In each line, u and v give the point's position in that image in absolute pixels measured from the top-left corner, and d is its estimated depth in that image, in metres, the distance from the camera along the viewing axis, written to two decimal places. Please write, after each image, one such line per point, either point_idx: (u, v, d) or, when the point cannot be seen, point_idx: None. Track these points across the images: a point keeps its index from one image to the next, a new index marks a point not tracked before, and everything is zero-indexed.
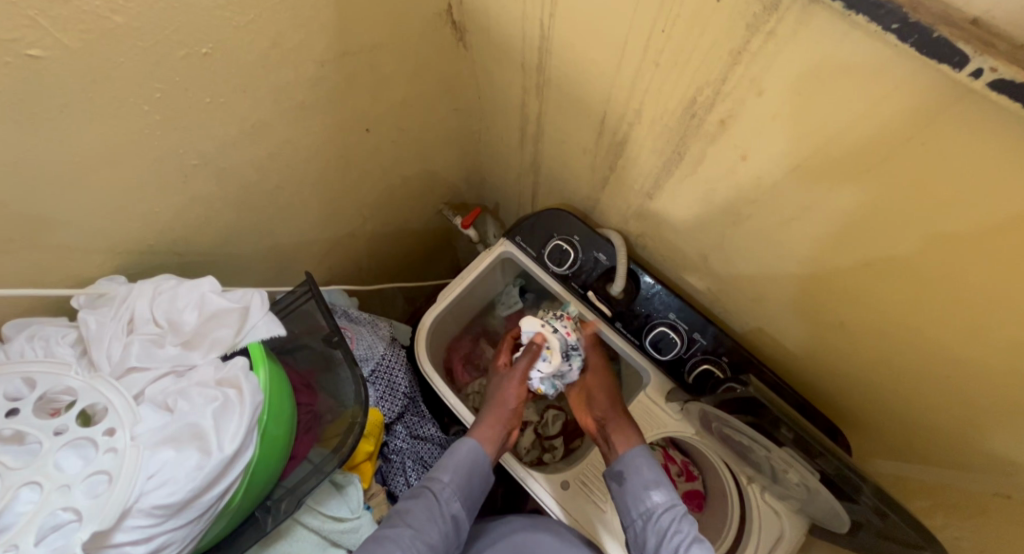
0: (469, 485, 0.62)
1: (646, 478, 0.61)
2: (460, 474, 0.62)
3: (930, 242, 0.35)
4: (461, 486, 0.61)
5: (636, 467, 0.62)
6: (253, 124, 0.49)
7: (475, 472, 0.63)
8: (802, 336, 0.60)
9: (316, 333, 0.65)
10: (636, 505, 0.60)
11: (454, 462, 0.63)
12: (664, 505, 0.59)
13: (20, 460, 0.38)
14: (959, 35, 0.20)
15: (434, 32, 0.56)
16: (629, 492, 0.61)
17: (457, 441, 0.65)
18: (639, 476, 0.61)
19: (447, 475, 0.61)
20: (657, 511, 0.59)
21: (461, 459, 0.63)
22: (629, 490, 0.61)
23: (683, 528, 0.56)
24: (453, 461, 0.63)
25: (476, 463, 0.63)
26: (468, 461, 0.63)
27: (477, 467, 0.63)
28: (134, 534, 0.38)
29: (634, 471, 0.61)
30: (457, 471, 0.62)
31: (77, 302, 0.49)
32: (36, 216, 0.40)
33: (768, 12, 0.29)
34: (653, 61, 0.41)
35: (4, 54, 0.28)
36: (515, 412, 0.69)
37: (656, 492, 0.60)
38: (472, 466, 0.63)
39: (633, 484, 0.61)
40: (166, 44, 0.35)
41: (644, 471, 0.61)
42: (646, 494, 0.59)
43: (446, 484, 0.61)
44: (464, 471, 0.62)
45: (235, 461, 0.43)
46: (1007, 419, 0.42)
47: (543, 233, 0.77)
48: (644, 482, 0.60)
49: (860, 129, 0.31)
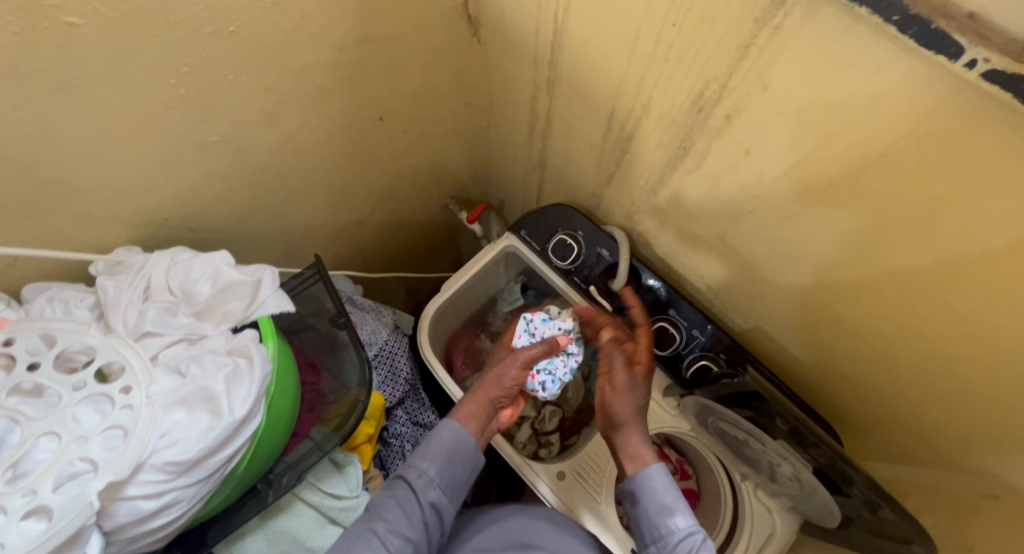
0: (451, 472, 0.61)
1: (662, 503, 0.57)
2: (438, 461, 0.61)
3: (926, 239, 0.36)
4: (438, 475, 0.60)
5: (650, 490, 0.57)
6: (272, 106, 0.50)
7: (456, 457, 0.62)
8: (800, 334, 0.61)
9: (323, 315, 0.67)
10: (651, 530, 0.56)
11: (431, 448, 0.61)
12: (680, 534, 0.54)
13: (39, 411, 0.39)
14: (955, 27, 0.21)
15: (449, 24, 0.57)
16: (644, 515, 0.57)
17: (439, 426, 0.64)
18: (654, 502, 0.57)
19: (425, 464, 0.60)
20: (673, 539, 0.54)
21: (441, 445, 0.61)
22: (644, 512, 0.57)
23: None
24: (432, 447, 0.61)
25: (457, 449, 0.62)
26: (450, 447, 0.61)
27: (460, 452, 0.62)
28: (146, 488, 0.39)
29: (649, 495, 0.57)
30: (437, 458, 0.61)
31: (96, 268, 0.50)
32: (58, 181, 0.41)
33: (775, 6, 0.31)
34: (663, 56, 0.42)
35: (45, 20, 0.29)
36: (508, 390, 0.67)
37: (673, 519, 0.55)
38: (454, 451, 0.61)
39: (648, 507, 0.57)
40: (195, 20, 0.36)
41: (660, 494, 0.57)
42: (660, 520, 0.56)
43: (425, 472, 0.60)
44: (444, 458, 0.61)
45: (243, 428, 0.44)
46: (997, 416, 0.44)
47: (547, 228, 0.79)
48: (658, 507, 0.56)
49: (860, 123, 0.32)
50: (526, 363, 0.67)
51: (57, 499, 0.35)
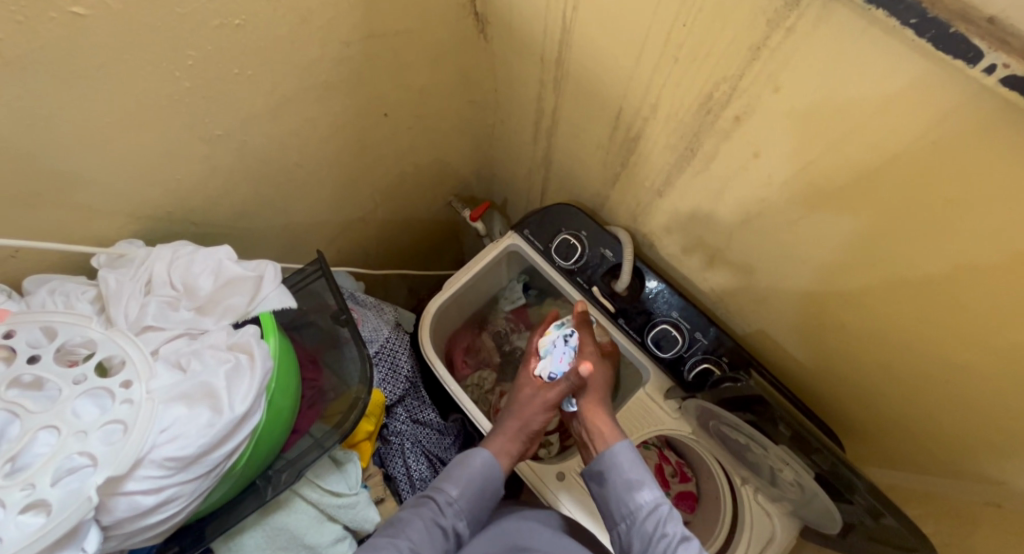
0: (477, 502, 0.62)
1: (629, 478, 0.59)
2: (468, 489, 0.61)
3: (939, 247, 0.36)
4: (466, 504, 0.61)
5: (617, 466, 0.59)
6: (278, 100, 0.50)
7: (485, 489, 0.62)
8: (804, 339, 0.60)
9: (325, 311, 0.67)
10: (619, 506, 0.58)
11: (464, 475, 0.61)
12: (648, 507, 0.57)
13: (39, 404, 0.39)
14: (975, 31, 0.21)
15: (457, 21, 0.56)
16: (612, 493, 0.59)
17: (470, 452, 0.64)
18: (620, 477, 0.59)
19: (456, 490, 0.61)
20: (641, 513, 0.57)
21: (474, 472, 0.62)
22: (612, 490, 0.59)
23: (668, 532, 0.55)
24: (463, 473, 0.62)
25: (487, 479, 0.62)
26: (481, 477, 0.62)
27: (489, 481, 0.62)
28: (145, 484, 0.39)
29: (616, 470, 0.59)
30: (467, 485, 0.61)
31: (98, 261, 0.50)
32: (60, 173, 0.41)
33: (789, 7, 0.30)
34: (672, 57, 0.42)
35: (50, 10, 0.29)
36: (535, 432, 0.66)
37: (639, 493, 0.58)
38: (484, 481, 0.62)
39: (615, 484, 0.59)
40: (202, 12, 0.36)
41: (626, 470, 0.59)
42: (629, 496, 0.58)
43: (454, 498, 0.60)
44: (475, 486, 0.61)
45: (243, 424, 0.44)
46: (1005, 427, 0.43)
47: (551, 228, 0.78)
48: (626, 483, 0.58)
49: (871, 128, 0.32)
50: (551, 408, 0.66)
51: (55, 493, 0.35)
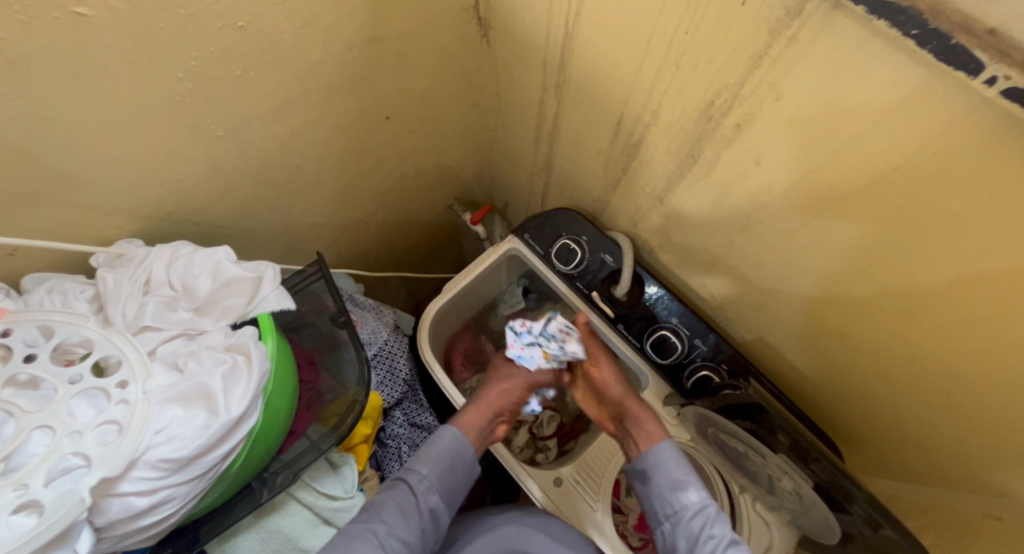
0: (449, 478, 0.62)
1: (675, 478, 0.60)
2: (439, 465, 0.61)
3: (941, 258, 0.35)
4: (438, 480, 0.61)
5: (662, 466, 0.60)
6: (280, 102, 0.50)
7: (456, 465, 0.62)
8: (803, 347, 0.60)
9: (323, 313, 0.66)
10: (665, 506, 0.59)
11: (434, 452, 0.62)
12: (693, 508, 0.57)
13: (33, 403, 0.39)
14: (976, 43, 0.21)
15: (459, 25, 0.57)
16: (657, 492, 0.60)
17: (439, 431, 0.64)
18: (665, 477, 0.60)
19: (426, 467, 0.60)
20: (687, 514, 0.57)
21: (442, 450, 0.62)
22: (656, 490, 0.60)
23: (714, 533, 0.55)
24: (434, 451, 0.62)
25: (457, 455, 0.62)
26: (450, 454, 0.62)
27: (460, 459, 0.63)
28: (140, 485, 0.39)
29: (661, 471, 0.60)
30: (438, 462, 0.61)
31: (96, 260, 0.50)
32: (61, 172, 0.41)
33: (790, 17, 0.30)
34: (674, 64, 0.42)
35: (53, 10, 0.29)
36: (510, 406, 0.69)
37: (685, 493, 0.58)
38: (454, 458, 0.62)
39: (660, 484, 0.60)
40: (206, 15, 0.36)
41: (671, 471, 0.60)
42: (674, 495, 0.59)
43: (425, 476, 0.60)
44: (445, 463, 0.61)
45: (239, 426, 0.44)
46: (1007, 439, 0.43)
47: (551, 232, 0.78)
48: (672, 483, 0.59)
49: (872, 136, 0.32)
50: (530, 385, 0.71)
51: (48, 494, 0.35)
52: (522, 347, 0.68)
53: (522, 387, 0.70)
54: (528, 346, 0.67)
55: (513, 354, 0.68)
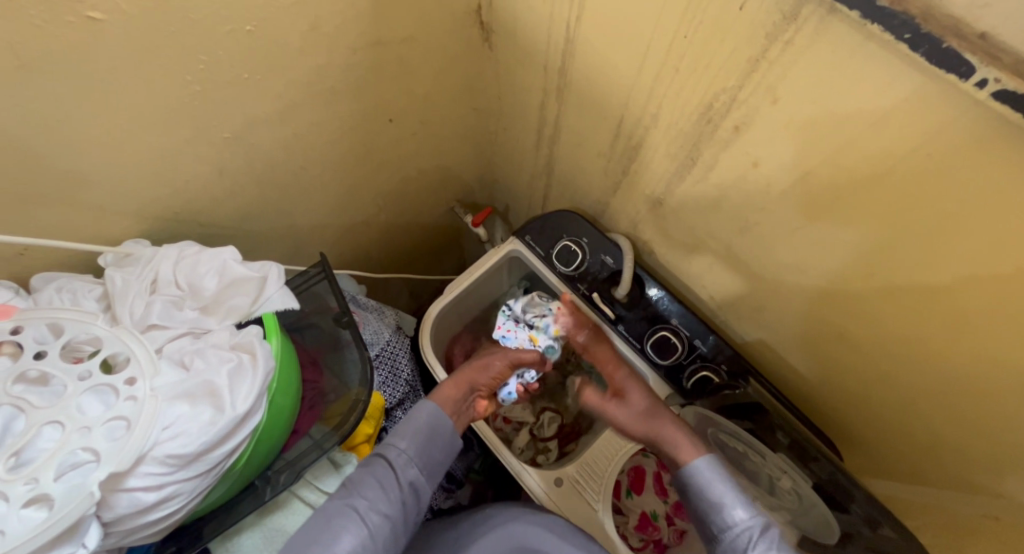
0: (429, 450, 0.60)
1: (717, 496, 0.53)
2: (418, 439, 0.60)
3: (937, 258, 0.36)
4: (418, 452, 0.59)
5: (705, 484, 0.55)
6: (285, 105, 0.51)
7: (435, 437, 0.61)
8: (802, 348, 0.61)
9: (326, 313, 0.67)
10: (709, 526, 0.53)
11: (410, 427, 0.60)
12: (737, 529, 0.51)
13: (44, 400, 0.40)
14: (966, 46, 0.21)
15: (462, 29, 0.57)
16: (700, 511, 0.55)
17: (417, 407, 0.63)
18: (706, 496, 0.54)
19: (404, 441, 0.59)
20: (731, 535, 0.51)
21: (420, 423, 0.60)
22: (699, 509, 0.55)
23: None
24: (411, 426, 0.60)
25: (436, 428, 0.61)
26: (429, 426, 0.61)
27: (439, 432, 0.61)
28: (147, 481, 0.39)
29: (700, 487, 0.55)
30: (417, 435, 0.60)
31: (105, 260, 0.51)
32: (70, 173, 0.42)
33: (787, 21, 0.31)
34: (673, 67, 0.42)
35: (67, 14, 0.30)
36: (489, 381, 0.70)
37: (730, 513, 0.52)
38: (434, 431, 0.61)
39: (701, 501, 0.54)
40: (215, 19, 0.37)
41: (714, 488, 0.54)
42: (717, 516, 0.52)
43: (404, 450, 0.58)
44: (424, 435, 0.60)
45: (244, 423, 0.45)
46: (1005, 438, 0.43)
47: (552, 234, 0.79)
48: (715, 503, 0.53)
49: (867, 138, 0.33)
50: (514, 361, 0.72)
51: (58, 488, 0.36)
52: (508, 328, 0.75)
53: (500, 363, 0.71)
54: (514, 328, 0.75)
55: (499, 335, 0.75)
